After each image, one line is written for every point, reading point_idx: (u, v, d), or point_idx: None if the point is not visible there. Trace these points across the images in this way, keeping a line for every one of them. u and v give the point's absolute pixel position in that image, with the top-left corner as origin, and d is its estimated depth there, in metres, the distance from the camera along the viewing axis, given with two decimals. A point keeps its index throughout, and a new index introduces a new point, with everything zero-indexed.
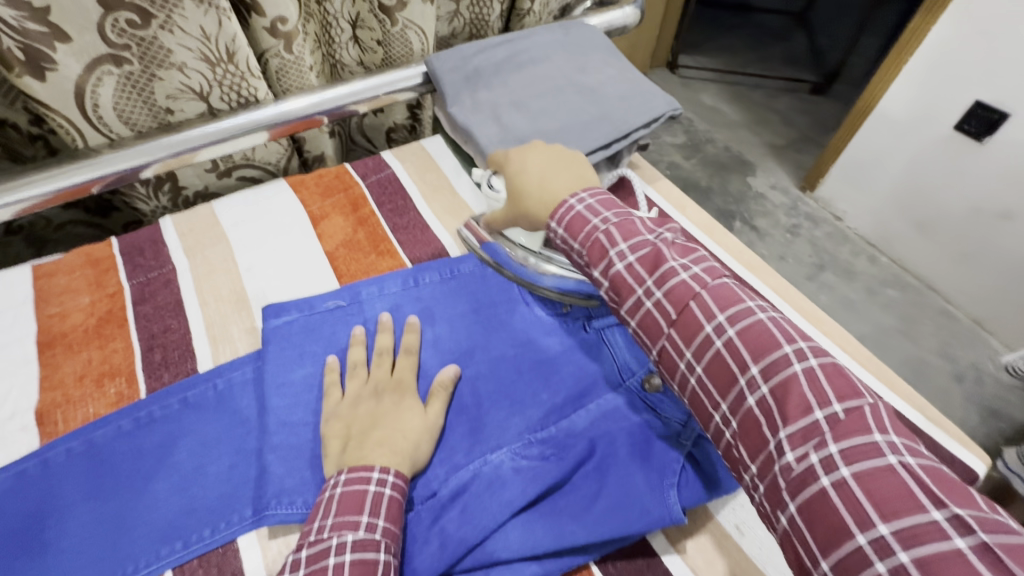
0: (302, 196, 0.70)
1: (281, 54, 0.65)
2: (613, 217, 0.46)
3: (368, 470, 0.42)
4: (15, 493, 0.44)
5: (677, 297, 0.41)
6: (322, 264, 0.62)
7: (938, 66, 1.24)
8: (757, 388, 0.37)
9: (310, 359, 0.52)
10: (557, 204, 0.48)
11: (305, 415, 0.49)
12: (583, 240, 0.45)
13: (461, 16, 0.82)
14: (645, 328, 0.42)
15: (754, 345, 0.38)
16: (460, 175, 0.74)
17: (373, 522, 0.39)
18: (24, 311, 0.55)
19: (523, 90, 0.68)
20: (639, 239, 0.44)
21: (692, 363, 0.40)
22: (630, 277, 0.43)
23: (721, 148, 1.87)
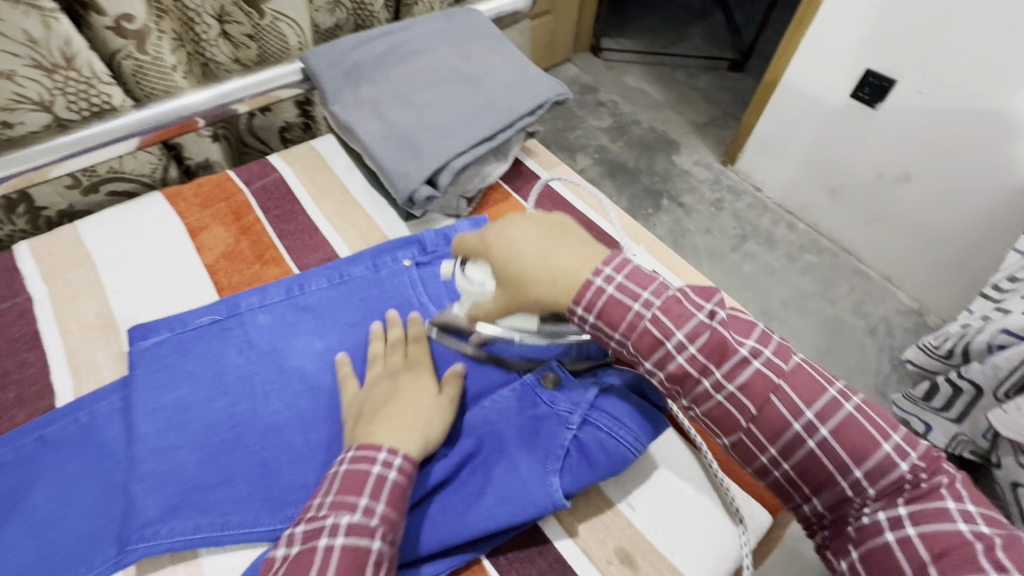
0: (178, 208, 0.65)
1: (134, 55, 0.60)
2: (618, 275, 0.42)
3: (376, 450, 0.40)
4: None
5: (755, 391, 0.39)
6: (200, 278, 0.59)
7: (831, 38, 1.30)
8: (860, 487, 0.38)
9: (185, 379, 0.48)
10: (580, 287, 0.42)
11: (178, 438, 0.45)
12: (627, 330, 0.42)
13: (343, 7, 0.79)
14: (717, 420, 0.41)
15: (846, 438, 0.38)
16: (353, 173, 0.71)
17: (371, 508, 0.37)
18: None
19: (405, 84, 0.66)
20: (694, 323, 0.41)
21: (776, 458, 0.40)
22: (657, 332, 0.41)
23: (647, 128, 1.91)
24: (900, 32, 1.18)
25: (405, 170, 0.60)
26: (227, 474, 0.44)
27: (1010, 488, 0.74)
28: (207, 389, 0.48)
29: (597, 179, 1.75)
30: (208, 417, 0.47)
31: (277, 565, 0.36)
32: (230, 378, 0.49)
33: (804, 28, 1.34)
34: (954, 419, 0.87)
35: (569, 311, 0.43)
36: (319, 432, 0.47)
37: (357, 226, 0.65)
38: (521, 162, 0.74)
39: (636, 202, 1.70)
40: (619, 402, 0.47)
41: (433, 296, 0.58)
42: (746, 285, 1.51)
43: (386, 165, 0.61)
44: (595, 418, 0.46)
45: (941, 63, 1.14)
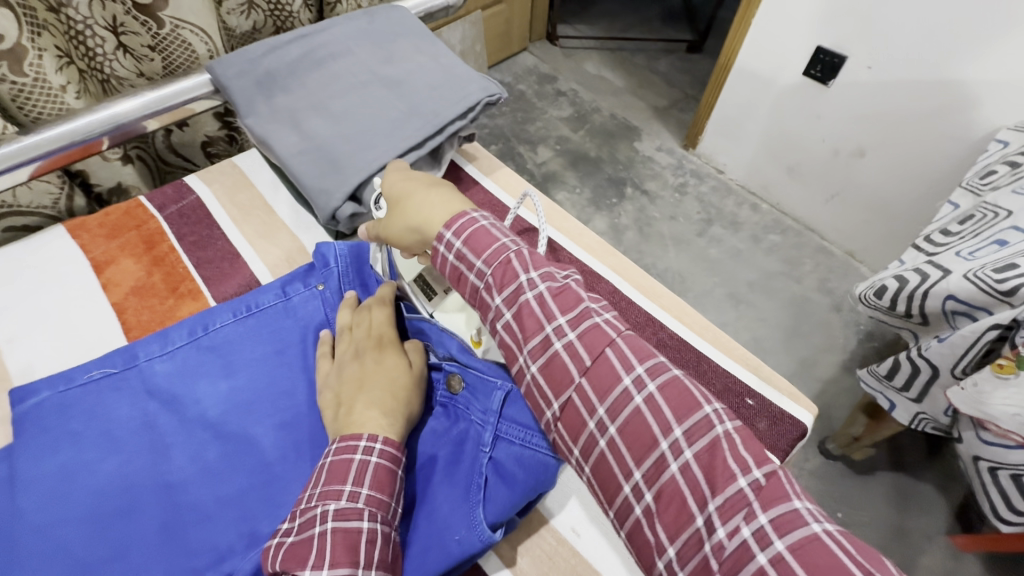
0: (82, 240, 0.59)
1: (11, 77, 0.55)
2: (489, 217, 0.45)
3: (355, 439, 0.42)
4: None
5: (593, 341, 0.39)
6: (107, 318, 0.54)
7: (780, 17, 1.29)
8: (680, 452, 0.35)
9: (71, 442, 0.45)
10: (455, 215, 0.45)
11: (66, 511, 0.42)
12: (488, 258, 0.43)
13: (258, 8, 0.72)
14: (553, 374, 0.40)
15: (672, 402, 0.37)
16: (278, 190, 0.66)
17: (357, 492, 0.39)
18: None
19: (323, 91, 0.62)
20: (548, 271, 0.42)
21: (602, 422, 0.38)
22: (517, 265, 0.42)
23: (608, 116, 1.87)
24: (845, 6, 1.16)
25: (324, 187, 0.56)
26: (119, 549, 0.41)
27: (972, 461, 0.75)
28: (97, 449, 0.45)
29: (559, 171, 1.71)
30: (97, 483, 0.43)
31: (274, 551, 0.38)
32: (122, 434, 0.46)
33: (754, 7, 1.32)
34: (915, 397, 0.82)
35: (436, 239, 0.45)
36: (229, 487, 0.45)
37: (279, 246, 0.62)
38: (459, 167, 0.70)
39: (600, 192, 1.67)
40: (525, 410, 0.46)
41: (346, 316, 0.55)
42: (713, 270, 1.50)
43: (305, 182, 0.57)
44: (506, 432, 0.45)
45: (884, 36, 1.14)
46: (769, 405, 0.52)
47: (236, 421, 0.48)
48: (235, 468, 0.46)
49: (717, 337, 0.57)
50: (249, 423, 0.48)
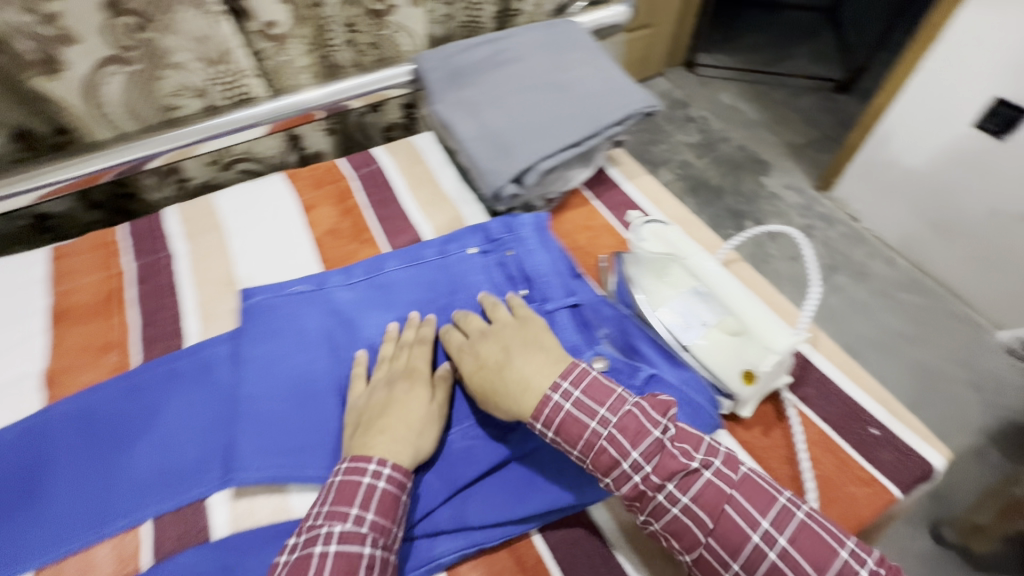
0: (295, 187, 0.74)
1: (274, 56, 0.70)
2: (574, 389, 0.46)
3: (367, 460, 0.45)
4: (22, 442, 0.50)
5: (710, 504, 0.42)
6: (307, 251, 0.66)
7: (953, 63, 1.21)
8: (774, 541, 0.41)
9: (279, 339, 0.56)
10: (539, 403, 0.46)
11: (271, 389, 0.53)
12: (605, 467, 0.44)
13: (454, 19, 0.83)
14: (674, 532, 0.43)
15: (808, 553, 0.40)
16: (445, 168, 0.76)
17: (361, 516, 0.43)
18: (41, 289, 0.62)
19: (503, 89, 0.71)
20: (652, 446, 0.43)
21: (734, 573, 0.41)
22: (615, 451, 0.44)
23: (736, 148, 1.84)
24: None
25: (493, 168, 0.64)
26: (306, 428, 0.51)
27: None
28: (295, 347, 0.56)
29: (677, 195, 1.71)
30: (294, 374, 0.54)
31: (280, 568, 0.42)
32: (312, 339, 0.57)
33: (924, 51, 1.24)
34: None
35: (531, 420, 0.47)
36: None
37: (444, 213, 0.70)
38: (604, 169, 0.76)
39: (716, 222, 1.64)
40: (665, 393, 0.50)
41: (494, 284, 0.62)
42: (830, 319, 1.41)
43: (476, 161, 0.66)
44: None
45: None
46: (895, 439, 0.51)
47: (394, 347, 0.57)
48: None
49: (847, 364, 0.56)
50: None
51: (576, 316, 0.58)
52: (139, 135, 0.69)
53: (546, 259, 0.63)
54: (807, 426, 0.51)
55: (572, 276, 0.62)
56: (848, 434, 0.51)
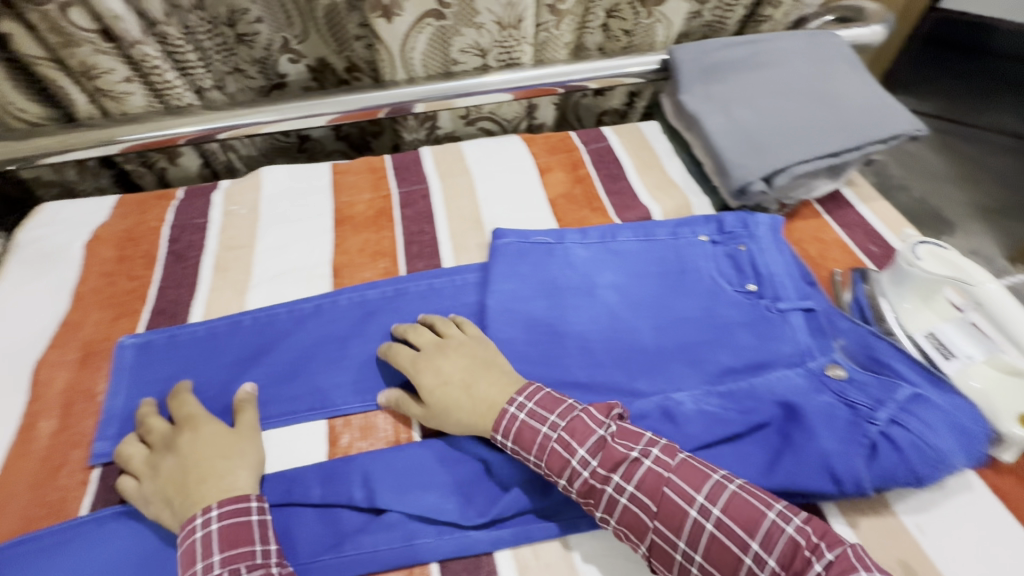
0: (531, 149, 0.80)
1: (549, 28, 0.76)
2: (529, 401, 0.47)
3: (246, 501, 0.43)
4: (321, 312, 0.60)
5: (649, 486, 0.43)
6: (544, 208, 0.72)
7: None
8: (708, 512, 0.41)
9: (521, 279, 0.61)
10: (496, 415, 0.47)
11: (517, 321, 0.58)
12: (549, 463, 0.45)
13: (702, 17, 0.86)
14: (628, 525, 0.43)
15: (739, 518, 0.41)
16: (672, 159, 0.79)
17: (208, 563, 0.40)
18: (327, 195, 0.73)
19: (758, 89, 0.72)
20: (595, 440, 0.45)
21: (688, 553, 0.41)
22: (563, 450, 0.45)
23: (917, 200, 1.59)
24: None
25: (743, 163, 0.66)
26: (548, 360, 0.55)
27: None
28: (536, 290, 0.61)
29: None
30: (535, 312, 0.59)
31: None
32: (553, 285, 0.61)
33: None
34: None
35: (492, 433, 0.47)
36: (619, 352, 0.56)
37: (673, 199, 0.73)
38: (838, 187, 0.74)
39: None
40: (933, 412, 0.47)
41: (721, 272, 0.63)
42: None
43: (722, 154, 0.68)
44: (903, 418, 0.47)
45: None
46: None
47: (628, 311, 0.60)
48: (622, 340, 0.57)
49: None
50: (640, 315, 0.59)
51: (809, 321, 0.57)
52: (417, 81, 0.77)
53: (781, 260, 0.62)
54: None
55: (805, 281, 0.60)
56: None
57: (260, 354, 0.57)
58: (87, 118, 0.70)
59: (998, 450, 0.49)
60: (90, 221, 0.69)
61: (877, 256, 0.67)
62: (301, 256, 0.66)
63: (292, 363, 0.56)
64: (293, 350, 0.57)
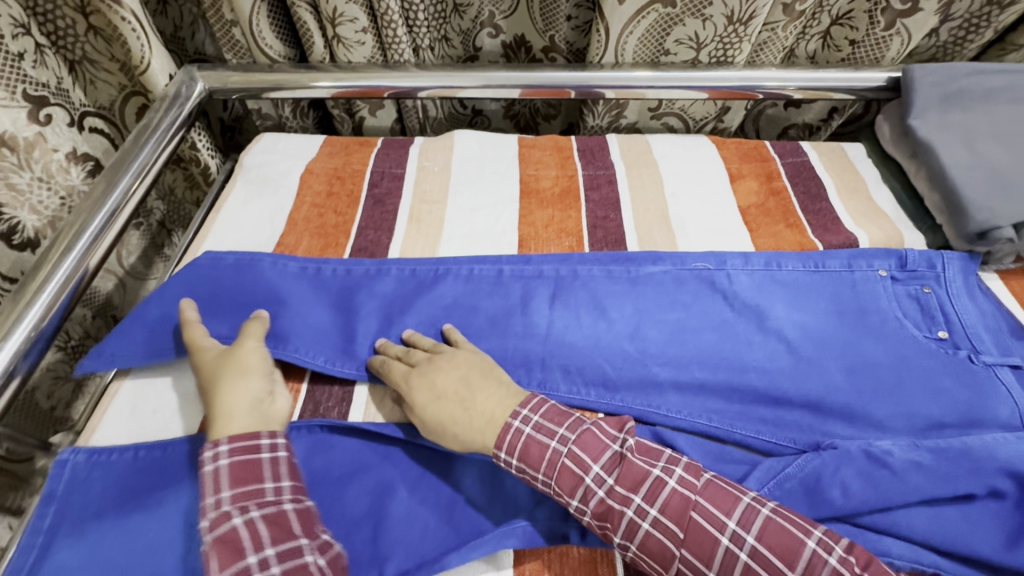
0: (722, 154, 0.77)
1: (776, 28, 0.72)
2: (533, 416, 0.47)
3: (258, 439, 0.45)
4: (487, 285, 0.61)
5: (673, 510, 0.41)
6: (734, 214, 0.69)
7: None
8: (741, 540, 0.39)
9: (680, 307, 0.59)
10: (500, 432, 0.46)
11: (678, 348, 0.56)
12: (565, 485, 0.44)
13: (936, 37, 0.78)
14: (652, 552, 0.41)
15: (777, 546, 0.39)
16: (880, 186, 0.72)
17: (220, 498, 0.42)
18: (514, 166, 0.74)
19: (1013, 126, 0.64)
20: (607, 458, 0.45)
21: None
22: (576, 466, 0.44)
23: None
24: None
25: (988, 205, 0.59)
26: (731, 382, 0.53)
27: None
28: (698, 317, 0.58)
29: None
30: (701, 344, 0.56)
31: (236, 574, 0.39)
32: (721, 312, 0.58)
33: None
34: None
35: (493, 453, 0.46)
36: (813, 388, 0.52)
37: (883, 228, 0.66)
38: None
39: None
40: None
41: (907, 316, 0.57)
42: None
43: (961, 192, 0.61)
44: None
45: None
46: None
47: (818, 337, 0.56)
48: (815, 364, 0.54)
49: None
50: (834, 349, 0.55)
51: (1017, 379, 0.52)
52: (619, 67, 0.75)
53: (974, 309, 0.57)
54: None
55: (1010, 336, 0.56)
56: None
57: (454, 310, 0.59)
58: (319, 60, 0.76)
59: None
60: (303, 154, 0.75)
61: None
62: (488, 221, 0.67)
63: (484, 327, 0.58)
64: (487, 313, 0.59)
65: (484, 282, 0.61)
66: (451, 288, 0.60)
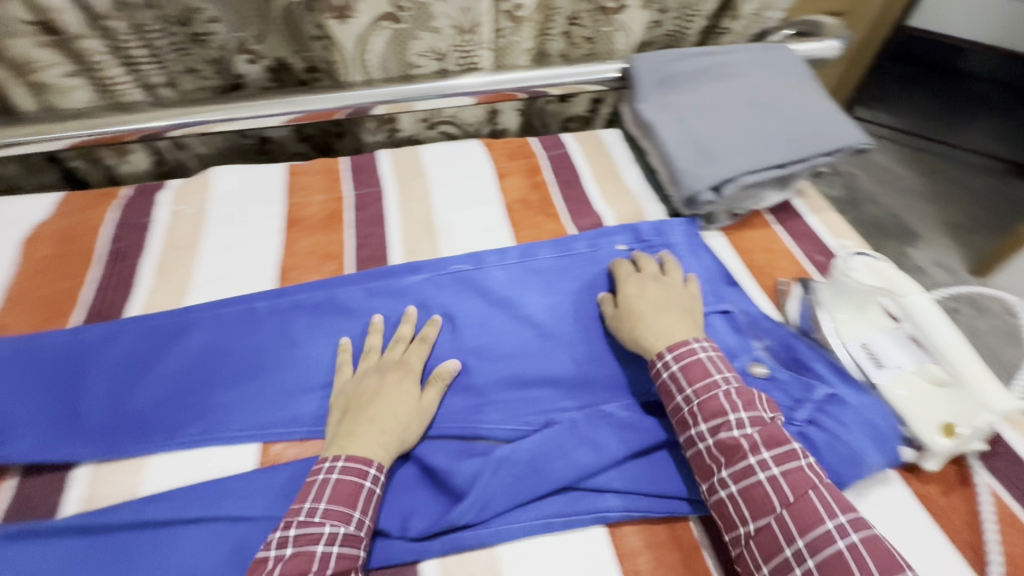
0: (491, 155, 0.80)
1: (508, 35, 0.75)
2: (674, 361, 0.50)
3: (369, 466, 0.45)
4: (239, 325, 0.58)
5: (796, 482, 0.43)
6: (498, 211, 0.72)
7: None
8: (846, 534, 0.40)
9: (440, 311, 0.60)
10: (677, 342, 0.51)
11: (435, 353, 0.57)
12: (707, 409, 0.47)
13: (662, 26, 0.87)
14: (751, 497, 0.43)
15: (872, 551, 0.39)
16: (630, 166, 0.80)
17: (314, 508, 0.42)
18: (279, 196, 0.72)
19: (713, 99, 0.72)
20: (737, 418, 0.46)
21: (801, 552, 0.41)
22: (726, 403, 0.47)
23: (885, 212, 1.59)
24: None
25: (694, 172, 0.66)
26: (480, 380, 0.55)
27: None
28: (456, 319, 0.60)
29: None
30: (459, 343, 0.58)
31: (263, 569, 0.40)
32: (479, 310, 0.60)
33: None
34: None
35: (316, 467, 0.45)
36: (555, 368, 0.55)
37: (626, 206, 0.74)
38: (789, 198, 0.75)
39: None
40: (850, 412, 0.49)
41: None
42: None
43: (675, 163, 0.68)
44: (821, 419, 0.49)
45: None
46: None
47: (564, 318, 0.60)
48: (559, 345, 0.58)
49: None
50: (576, 328, 0.59)
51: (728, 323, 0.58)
52: (371, 83, 0.76)
53: (695, 266, 0.64)
54: (999, 502, 0.48)
55: (723, 284, 0.62)
56: None
57: (203, 360, 0.56)
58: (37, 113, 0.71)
59: (921, 460, 0.48)
60: (30, 216, 0.67)
61: (823, 266, 0.68)
62: (246, 258, 0.65)
63: (236, 370, 0.55)
64: (241, 355, 0.56)
65: (237, 324, 0.58)
66: (200, 336, 0.57)
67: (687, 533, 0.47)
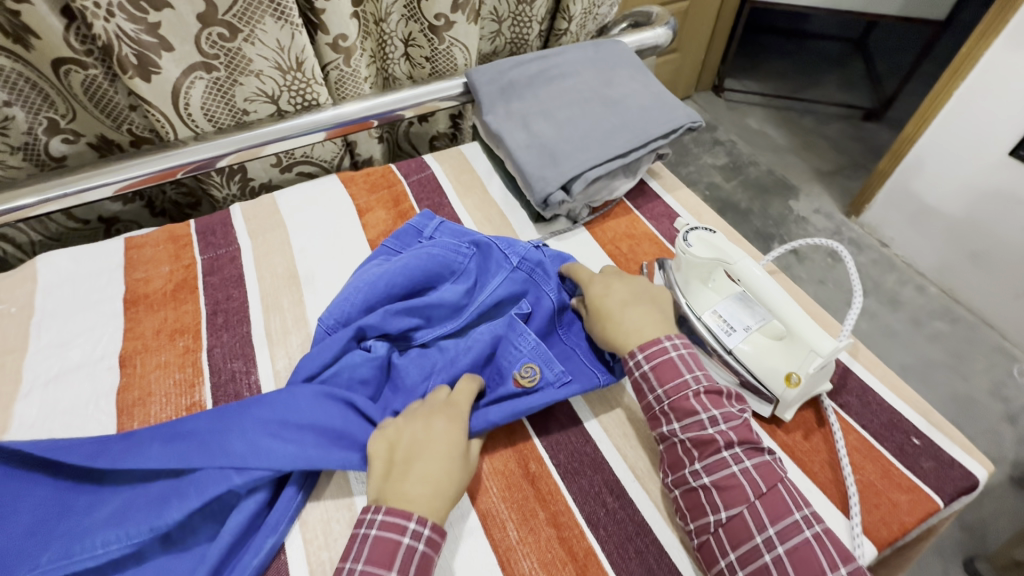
0: (351, 190, 0.77)
1: (340, 66, 0.74)
2: (646, 360, 0.51)
3: (405, 518, 0.42)
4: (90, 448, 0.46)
5: (767, 474, 0.46)
6: (364, 250, 0.71)
7: (979, 88, 1.17)
8: (811, 523, 0.44)
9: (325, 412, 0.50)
10: (649, 341, 0.52)
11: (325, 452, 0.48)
12: (668, 386, 0.50)
13: (502, 36, 0.89)
14: (710, 464, 0.47)
15: (838, 546, 0.43)
16: (492, 177, 0.80)
17: (352, 567, 0.41)
18: (117, 274, 0.66)
19: (552, 102, 0.74)
20: (731, 413, 0.49)
21: (771, 539, 0.43)
22: (699, 404, 0.49)
23: (764, 171, 1.71)
24: None
25: (543, 176, 0.68)
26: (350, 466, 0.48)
27: None
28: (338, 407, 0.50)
29: None
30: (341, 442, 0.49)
31: None
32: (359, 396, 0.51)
33: (965, 75, 1.19)
34: None
35: (365, 513, 0.44)
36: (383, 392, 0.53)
37: (491, 220, 0.74)
38: (645, 182, 0.78)
39: None
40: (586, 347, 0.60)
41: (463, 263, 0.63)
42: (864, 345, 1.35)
43: (525, 169, 0.69)
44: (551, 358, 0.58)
45: None
46: (936, 450, 0.52)
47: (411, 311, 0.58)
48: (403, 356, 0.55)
49: (888, 376, 0.57)
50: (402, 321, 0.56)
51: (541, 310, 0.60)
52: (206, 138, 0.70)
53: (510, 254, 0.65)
54: (849, 432, 0.53)
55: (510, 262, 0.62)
56: (886, 441, 0.52)
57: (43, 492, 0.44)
58: None
59: (777, 410, 0.53)
60: None
61: None
62: (84, 350, 0.59)
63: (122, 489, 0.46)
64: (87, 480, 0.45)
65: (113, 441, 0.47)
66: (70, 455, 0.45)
67: (578, 540, 0.49)
